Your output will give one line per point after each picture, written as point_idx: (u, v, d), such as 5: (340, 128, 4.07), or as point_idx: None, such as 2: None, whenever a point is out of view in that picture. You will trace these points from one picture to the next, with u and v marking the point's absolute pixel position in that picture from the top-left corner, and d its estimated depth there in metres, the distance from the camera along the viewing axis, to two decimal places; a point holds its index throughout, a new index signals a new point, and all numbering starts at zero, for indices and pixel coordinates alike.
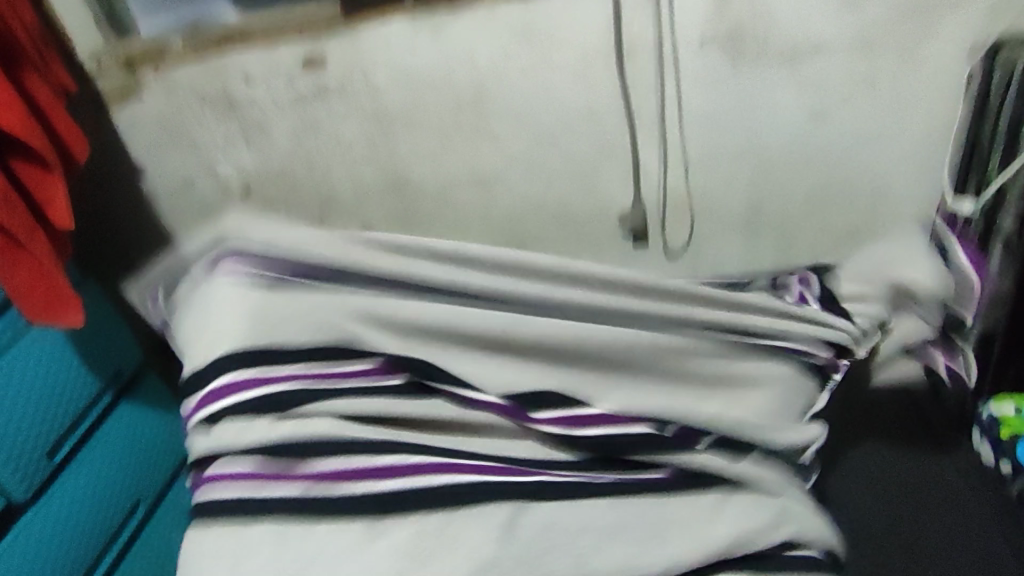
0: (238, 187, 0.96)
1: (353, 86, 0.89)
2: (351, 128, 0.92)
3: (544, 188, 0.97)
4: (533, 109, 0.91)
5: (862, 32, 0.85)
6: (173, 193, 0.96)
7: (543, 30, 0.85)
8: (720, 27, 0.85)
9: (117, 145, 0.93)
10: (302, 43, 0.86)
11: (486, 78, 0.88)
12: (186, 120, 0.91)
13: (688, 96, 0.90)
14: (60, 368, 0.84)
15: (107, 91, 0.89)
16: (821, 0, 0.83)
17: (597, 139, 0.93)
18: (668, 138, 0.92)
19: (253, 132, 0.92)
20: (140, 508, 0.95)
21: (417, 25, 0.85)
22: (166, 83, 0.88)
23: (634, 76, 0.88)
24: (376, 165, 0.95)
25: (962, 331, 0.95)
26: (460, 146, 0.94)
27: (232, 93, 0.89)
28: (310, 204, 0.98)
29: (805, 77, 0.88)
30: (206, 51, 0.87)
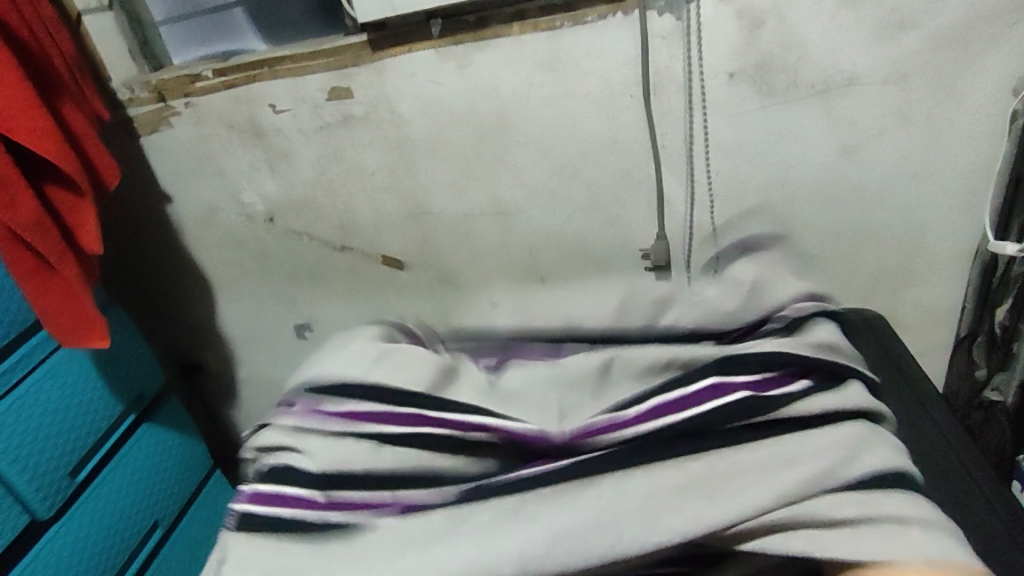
0: (262, 213, 0.97)
1: (377, 116, 0.89)
2: (374, 157, 0.92)
3: (567, 220, 0.96)
4: (556, 141, 0.90)
5: (898, 68, 0.83)
6: (198, 218, 0.98)
7: (569, 63, 0.85)
8: (749, 62, 0.83)
9: (147, 170, 0.94)
10: (329, 74, 0.87)
11: (509, 110, 0.88)
12: (214, 147, 0.92)
13: (716, 131, 0.88)
14: (85, 390, 0.85)
15: (138, 118, 0.90)
16: (855, 35, 0.81)
17: (621, 172, 0.91)
18: (694, 172, 0.91)
19: (279, 160, 0.93)
20: (157, 531, 0.95)
21: (443, 57, 0.85)
22: (196, 111, 0.89)
23: (661, 109, 0.87)
24: (398, 193, 0.95)
25: (1002, 376, 0.93)
26: (481, 176, 0.93)
27: (259, 121, 0.90)
28: (332, 231, 0.98)
29: (838, 113, 0.86)
30: (235, 81, 0.88)
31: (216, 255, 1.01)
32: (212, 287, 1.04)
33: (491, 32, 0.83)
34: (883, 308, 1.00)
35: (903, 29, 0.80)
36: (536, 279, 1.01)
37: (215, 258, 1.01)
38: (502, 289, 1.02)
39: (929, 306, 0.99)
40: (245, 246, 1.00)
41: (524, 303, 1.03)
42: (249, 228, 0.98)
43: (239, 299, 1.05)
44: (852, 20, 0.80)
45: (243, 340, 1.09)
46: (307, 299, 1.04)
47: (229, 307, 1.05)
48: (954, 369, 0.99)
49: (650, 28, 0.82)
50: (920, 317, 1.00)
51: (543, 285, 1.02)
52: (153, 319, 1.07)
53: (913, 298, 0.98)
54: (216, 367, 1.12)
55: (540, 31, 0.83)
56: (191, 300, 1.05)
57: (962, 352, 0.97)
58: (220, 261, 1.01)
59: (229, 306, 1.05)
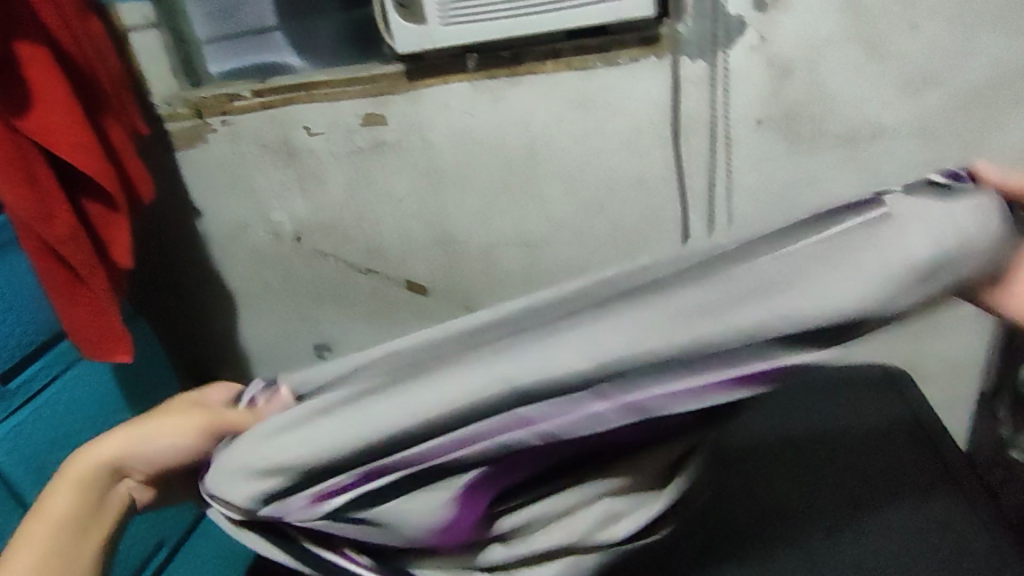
0: (289, 232, 0.98)
1: (408, 144, 0.91)
2: (403, 183, 0.93)
3: (592, 254, 0.96)
4: (584, 176, 0.91)
5: (926, 122, 0.84)
6: (225, 233, 0.99)
7: (599, 103, 0.86)
8: (778, 109, 0.84)
9: (178, 185, 0.96)
10: (364, 101, 0.89)
11: (539, 144, 0.89)
12: (246, 165, 0.93)
13: (742, 174, 0.89)
14: (103, 401, 0.86)
15: (176, 133, 0.92)
16: (883, 88, 0.82)
17: (646, 210, 0.92)
18: (718, 215, 0.92)
19: (309, 181, 0.94)
20: (161, 550, 0.90)
21: (477, 90, 0.87)
22: (231, 129, 0.91)
23: (688, 151, 0.88)
24: (425, 220, 0.96)
25: None
26: (509, 208, 0.94)
27: (293, 142, 0.91)
28: (357, 252, 0.99)
29: (864, 163, 0.87)
30: (272, 102, 0.89)
31: (240, 270, 1.02)
32: (235, 302, 1.05)
33: (526, 68, 0.85)
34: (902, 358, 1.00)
35: (930, 85, 0.82)
36: None
37: (240, 274, 1.02)
38: None
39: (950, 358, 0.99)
40: (270, 263, 1.01)
41: None
42: (276, 246, 0.99)
43: (261, 315, 1.05)
44: (880, 74, 0.82)
45: (261, 355, 1.09)
46: (329, 318, 1.05)
47: (250, 322, 1.06)
48: (985, 424, 0.99)
49: (681, 73, 0.84)
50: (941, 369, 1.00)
51: None
52: (172, 331, 1.08)
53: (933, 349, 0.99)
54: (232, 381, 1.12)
55: (574, 70, 0.85)
56: (212, 314, 1.06)
57: (990, 408, 0.97)
58: (245, 278, 1.02)
59: (250, 321, 1.06)
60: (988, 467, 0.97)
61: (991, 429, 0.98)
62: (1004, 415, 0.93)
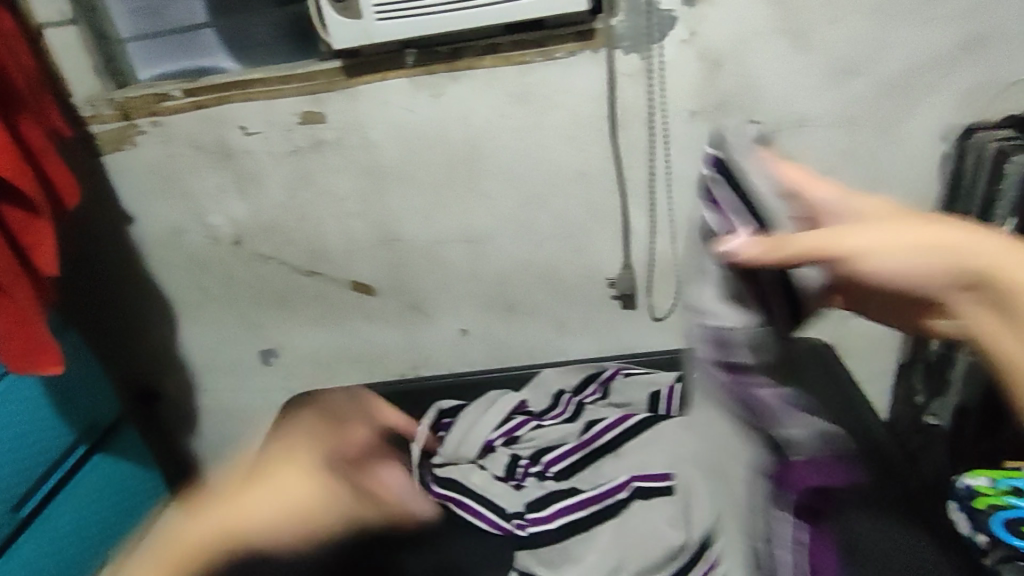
0: (229, 236, 0.95)
1: (349, 142, 0.90)
2: (345, 182, 0.92)
3: (536, 247, 0.97)
4: (526, 171, 0.92)
5: (845, 111, 0.89)
6: (160, 238, 0.95)
7: (538, 96, 0.87)
8: (710, 101, 0.88)
9: (107, 190, 0.92)
10: (301, 98, 0.87)
11: (480, 139, 0.90)
12: (180, 167, 0.90)
13: (679, 166, 0.92)
14: (34, 421, 0.78)
15: (101, 136, 0.88)
16: (806, 79, 0.87)
17: (588, 203, 0.94)
18: (657, 205, 0.94)
19: (247, 182, 0.92)
20: (107, 567, 0.88)
21: (417, 85, 0.87)
22: (162, 131, 0.88)
23: (627, 144, 0.90)
24: (369, 219, 0.95)
25: (939, 401, 0.97)
26: (452, 204, 0.94)
27: (228, 143, 0.89)
28: (299, 254, 0.97)
29: (789, 151, 0.91)
30: (203, 102, 0.86)
31: (179, 277, 0.99)
32: (174, 311, 1.01)
33: (465, 64, 0.85)
34: (832, 336, 1.06)
35: (849, 76, 0.86)
36: (505, 306, 1.02)
37: (178, 280, 0.99)
38: (471, 317, 1.03)
39: (872, 332, 1.04)
40: (210, 268, 0.98)
41: (492, 328, 1.05)
42: (215, 250, 0.96)
43: (203, 323, 1.02)
44: (802, 67, 0.86)
45: (203, 365, 1.06)
46: (274, 323, 1.03)
47: (191, 331, 1.03)
48: (901, 394, 1.06)
49: (617, 67, 0.86)
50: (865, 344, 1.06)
51: (510, 312, 1.03)
52: (108, 342, 1.04)
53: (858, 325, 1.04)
54: (176, 393, 1.09)
55: (513, 65, 0.86)
56: (151, 323, 1.02)
57: (908, 377, 1.04)
58: (184, 285, 0.99)
59: (191, 330, 1.03)
60: (905, 435, 1.04)
61: (911, 399, 1.04)
62: (918, 384, 1.01)
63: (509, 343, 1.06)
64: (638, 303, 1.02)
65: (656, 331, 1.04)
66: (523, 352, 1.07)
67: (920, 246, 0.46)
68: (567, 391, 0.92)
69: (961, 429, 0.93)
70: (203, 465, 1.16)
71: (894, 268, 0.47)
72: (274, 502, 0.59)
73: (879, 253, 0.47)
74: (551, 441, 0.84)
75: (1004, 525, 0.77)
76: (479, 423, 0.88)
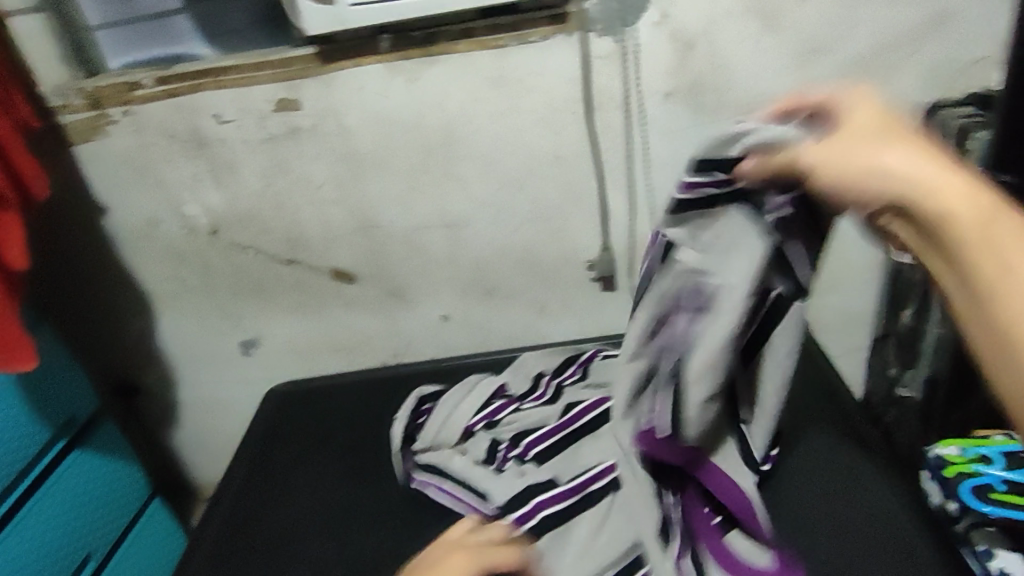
0: (205, 226, 0.94)
1: (325, 129, 0.89)
2: (322, 169, 0.92)
3: (515, 230, 0.98)
4: (503, 155, 0.93)
5: (814, 91, 0.91)
6: (135, 230, 0.94)
7: (513, 80, 0.88)
8: (682, 82, 0.89)
9: (78, 181, 0.90)
10: (275, 85, 0.86)
11: (456, 124, 0.90)
12: (154, 157, 0.89)
13: (654, 148, 0.93)
14: (11, 416, 0.76)
15: (71, 126, 0.87)
16: (775, 60, 0.88)
17: (565, 186, 0.95)
18: (633, 187, 0.95)
19: (222, 171, 0.91)
20: (89, 563, 0.87)
21: (391, 71, 0.87)
22: (133, 120, 0.87)
23: (602, 127, 0.91)
24: (347, 206, 0.95)
25: (911, 372, 0.98)
26: (431, 189, 0.94)
27: (202, 131, 0.88)
28: (277, 243, 0.97)
29: None
30: (176, 90, 0.86)
31: (155, 268, 0.97)
32: (151, 304, 1.00)
33: (439, 48, 0.86)
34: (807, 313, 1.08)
35: (816, 56, 0.88)
36: (486, 290, 1.03)
37: (154, 272, 0.98)
38: (452, 301, 1.04)
39: (845, 310, 1.08)
40: (187, 259, 0.97)
41: (473, 313, 1.05)
42: (191, 241, 0.95)
43: (180, 315, 1.02)
44: (771, 48, 0.88)
45: (182, 358, 1.05)
46: (254, 313, 1.02)
47: (169, 324, 1.02)
48: (876, 367, 1.09)
49: (591, 50, 0.86)
50: (839, 320, 1.09)
51: (491, 296, 1.04)
52: (83, 337, 1.03)
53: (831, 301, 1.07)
54: (154, 387, 1.08)
55: (487, 49, 0.86)
56: (127, 317, 1.01)
57: (881, 350, 1.06)
58: (160, 276, 0.98)
59: (169, 323, 1.02)
60: (882, 406, 1.07)
61: (883, 372, 1.06)
62: (892, 356, 1.04)
63: (490, 327, 1.06)
64: (618, 284, 1.03)
65: None
66: (505, 335, 1.07)
67: (860, 163, 0.45)
68: (548, 373, 0.93)
69: (932, 398, 0.94)
70: (186, 458, 1.16)
71: (816, 161, 0.49)
72: None
73: (840, 178, 0.46)
74: (534, 423, 0.84)
75: (971, 490, 0.83)
76: (461, 406, 0.88)
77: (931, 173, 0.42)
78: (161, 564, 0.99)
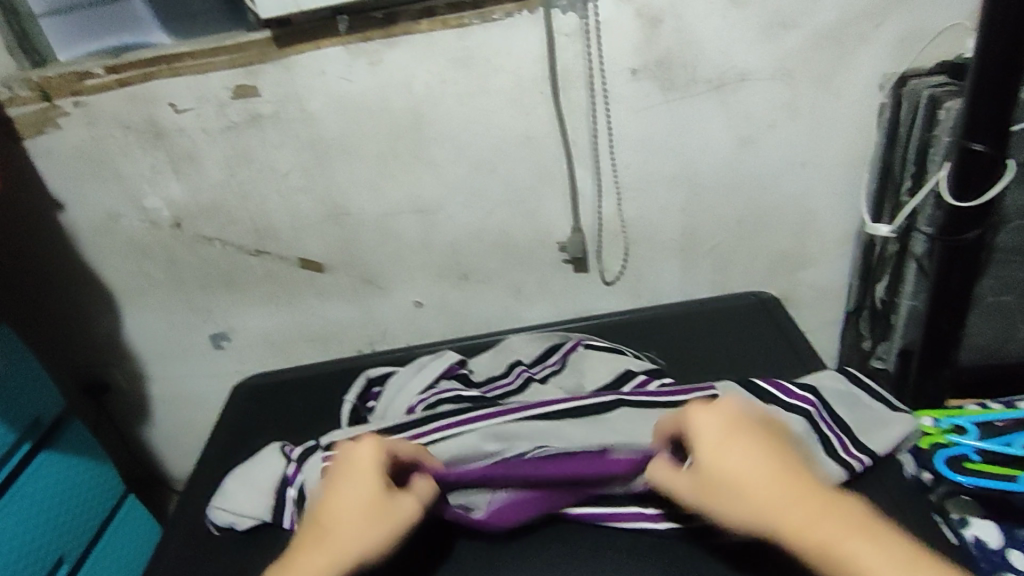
0: (168, 219, 0.92)
1: (287, 115, 0.87)
2: (287, 157, 0.90)
3: (486, 214, 0.97)
4: (470, 137, 0.91)
5: (784, 64, 0.89)
6: (96, 225, 0.92)
7: (479, 60, 0.85)
8: (650, 59, 0.87)
9: (31, 176, 0.87)
10: (232, 71, 0.84)
11: (423, 106, 0.88)
12: (110, 150, 0.86)
13: (623, 126, 0.92)
14: None
15: (21, 120, 0.84)
16: (745, 34, 0.87)
17: (536, 167, 0.93)
18: (604, 167, 0.94)
19: (182, 162, 0.88)
20: (63, 565, 0.86)
21: (353, 53, 0.84)
22: (86, 111, 0.84)
23: (570, 106, 0.89)
24: (313, 194, 0.93)
25: (885, 345, 1.01)
26: (400, 175, 0.93)
27: (159, 121, 0.85)
28: (244, 234, 0.95)
29: (732, 106, 0.92)
30: (129, 79, 0.83)
31: (116, 263, 0.95)
32: (115, 300, 0.98)
33: (401, 29, 0.83)
34: (780, 287, 1.08)
35: (786, 28, 0.87)
36: (459, 276, 1.02)
37: (116, 267, 0.95)
38: (426, 288, 1.03)
39: (819, 285, 1.08)
40: (151, 253, 0.95)
41: (447, 299, 1.04)
42: (154, 234, 0.93)
43: (146, 311, 1.00)
44: (740, 20, 0.86)
45: (151, 352, 1.04)
46: (223, 306, 1.01)
47: (135, 318, 1.00)
48: (850, 340, 1.11)
49: (556, 27, 0.84)
50: (813, 295, 1.10)
51: (465, 282, 1.03)
52: (49, 335, 1.01)
53: (805, 277, 1.08)
54: (125, 383, 1.07)
55: (450, 29, 0.83)
56: (92, 314, 0.99)
57: (853, 325, 1.08)
58: (122, 272, 0.96)
59: (135, 317, 1.00)
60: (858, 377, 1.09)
61: (857, 344, 1.08)
62: (866, 330, 1.05)
63: (466, 313, 1.06)
64: (591, 267, 1.03)
65: (611, 291, 1.06)
66: (481, 319, 1.07)
67: (754, 482, 0.49)
68: (524, 362, 0.91)
69: (906, 369, 0.97)
70: (160, 451, 1.16)
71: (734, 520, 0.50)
72: (341, 514, 0.58)
73: (732, 485, 0.50)
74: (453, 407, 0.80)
75: (947, 461, 0.84)
76: (410, 387, 0.86)
77: (817, 537, 0.45)
78: (139, 557, 0.99)
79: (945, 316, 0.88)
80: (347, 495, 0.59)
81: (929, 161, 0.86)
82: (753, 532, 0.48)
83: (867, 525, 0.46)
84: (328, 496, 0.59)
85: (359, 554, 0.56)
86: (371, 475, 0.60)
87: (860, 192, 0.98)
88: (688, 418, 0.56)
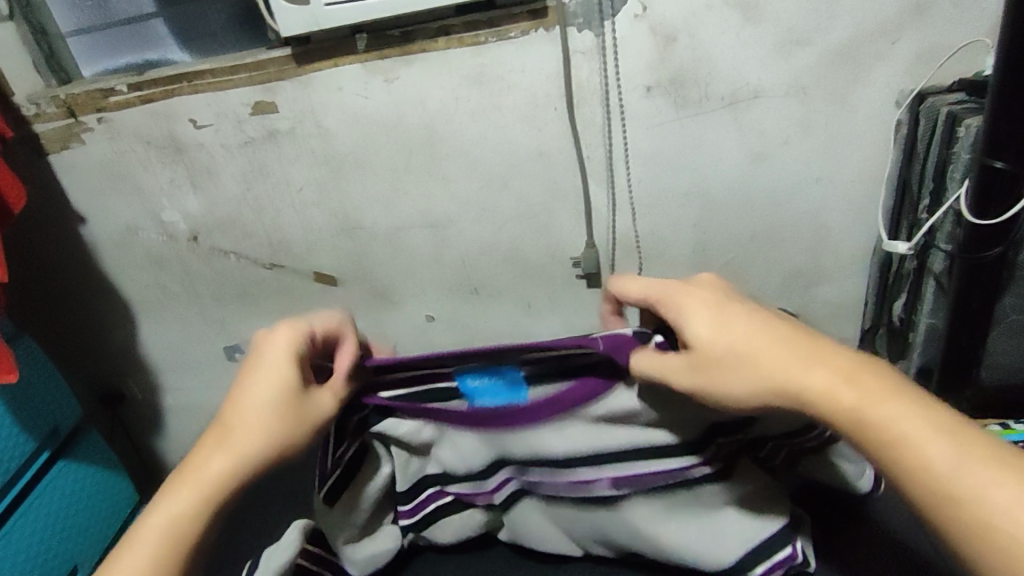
0: (185, 232, 0.94)
1: (303, 131, 0.88)
2: (302, 172, 0.91)
3: (499, 229, 0.97)
4: (483, 153, 0.91)
5: (798, 81, 0.89)
6: (115, 238, 0.94)
7: (493, 78, 0.86)
8: (664, 76, 0.87)
9: (55, 190, 0.90)
10: (251, 88, 0.85)
11: (436, 122, 0.89)
12: (130, 164, 0.88)
13: (637, 141, 0.92)
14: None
15: (46, 136, 0.86)
16: (759, 51, 0.86)
17: (547, 183, 0.94)
18: (617, 183, 0.94)
19: (201, 176, 0.90)
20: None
21: (370, 71, 0.85)
22: (109, 127, 0.86)
23: (584, 122, 0.90)
24: (328, 208, 0.94)
25: (904, 363, 1.00)
26: (413, 189, 0.93)
27: (179, 137, 0.87)
28: (261, 248, 0.96)
29: (745, 123, 0.91)
30: (151, 96, 0.84)
31: (135, 275, 0.97)
32: (132, 311, 1.00)
33: (417, 46, 0.84)
34: (794, 303, 1.07)
35: (800, 46, 0.86)
36: (470, 290, 1.03)
37: (134, 279, 0.97)
38: (437, 302, 1.04)
39: (835, 301, 1.07)
40: (168, 265, 0.96)
41: (458, 312, 1.05)
42: (172, 247, 0.95)
43: (163, 323, 1.01)
44: (755, 38, 0.85)
45: (167, 361, 1.05)
46: (237, 318, 1.02)
47: (151, 329, 1.02)
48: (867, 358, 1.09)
49: (570, 44, 0.84)
50: (828, 312, 1.08)
51: (476, 295, 1.03)
52: (68, 345, 1.02)
53: (820, 294, 1.06)
54: (141, 392, 1.09)
55: (465, 47, 0.84)
56: (110, 325, 1.01)
57: (870, 342, 1.08)
58: (141, 283, 0.98)
59: (151, 328, 1.02)
60: None
61: None
62: (884, 348, 1.06)
63: (477, 327, 1.06)
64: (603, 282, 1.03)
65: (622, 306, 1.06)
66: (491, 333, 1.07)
67: (772, 367, 0.54)
68: None
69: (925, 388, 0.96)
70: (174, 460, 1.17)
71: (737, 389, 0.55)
72: (261, 409, 0.58)
73: (739, 355, 0.55)
74: None
75: None
76: None
77: (853, 394, 0.50)
78: None
79: (967, 335, 0.87)
80: (263, 392, 0.58)
81: (948, 179, 0.84)
82: (753, 395, 0.55)
83: (905, 391, 0.50)
84: (236, 397, 0.59)
85: (285, 448, 0.58)
86: (284, 357, 0.59)
87: (876, 209, 0.97)
88: (683, 309, 0.60)
